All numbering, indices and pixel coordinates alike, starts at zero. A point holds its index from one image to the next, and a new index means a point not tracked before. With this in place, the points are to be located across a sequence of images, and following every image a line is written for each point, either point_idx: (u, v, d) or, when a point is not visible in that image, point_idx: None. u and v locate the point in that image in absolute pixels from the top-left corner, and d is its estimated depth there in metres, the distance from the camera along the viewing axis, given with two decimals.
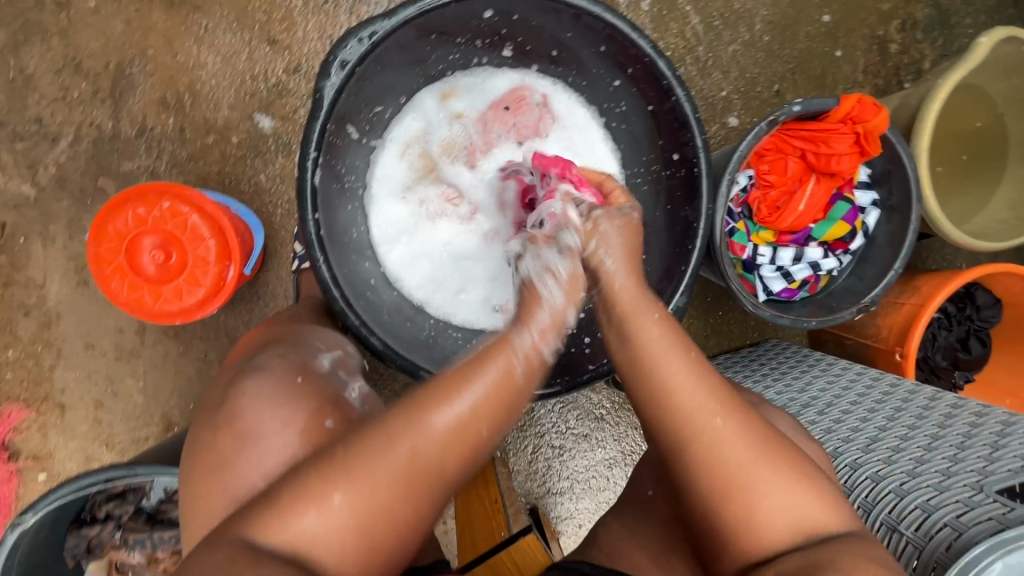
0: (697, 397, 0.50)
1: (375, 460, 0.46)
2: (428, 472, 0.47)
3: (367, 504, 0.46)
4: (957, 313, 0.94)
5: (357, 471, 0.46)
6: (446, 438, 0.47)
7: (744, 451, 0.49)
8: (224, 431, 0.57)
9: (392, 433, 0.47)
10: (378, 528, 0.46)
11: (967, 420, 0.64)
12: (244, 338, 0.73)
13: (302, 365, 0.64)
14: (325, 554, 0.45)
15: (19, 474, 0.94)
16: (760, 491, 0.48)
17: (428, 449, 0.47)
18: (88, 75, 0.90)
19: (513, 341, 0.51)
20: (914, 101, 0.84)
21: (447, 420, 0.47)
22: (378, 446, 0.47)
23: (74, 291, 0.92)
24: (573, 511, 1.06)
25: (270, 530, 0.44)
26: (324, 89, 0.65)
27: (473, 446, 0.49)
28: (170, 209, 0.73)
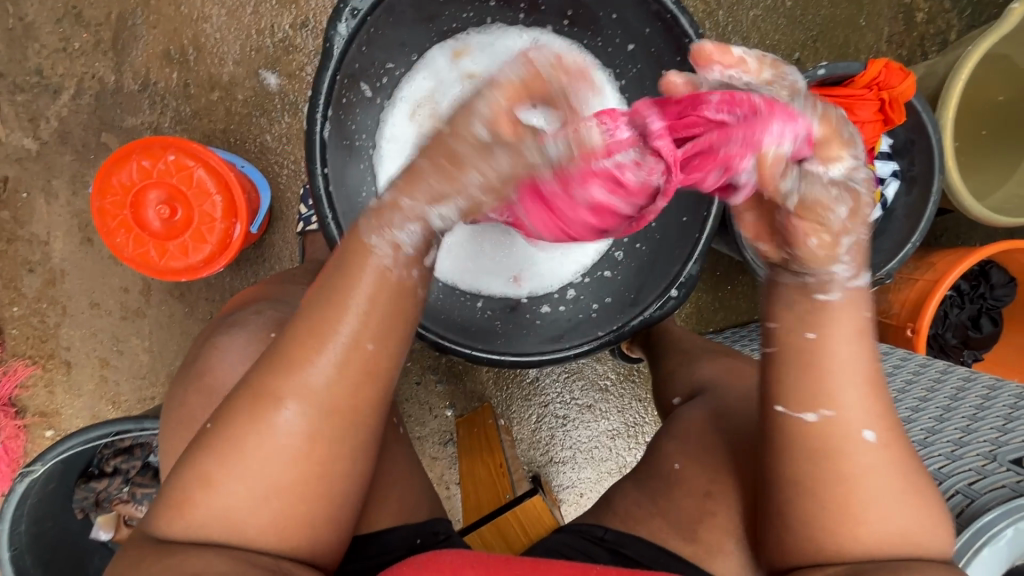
0: (859, 406, 0.46)
1: (252, 428, 0.45)
2: (325, 419, 0.45)
3: (268, 468, 0.45)
4: (970, 291, 0.93)
5: (234, 445, 0.45)
6: (330, 382, 0.45)
7: (890, 485, 0.45)
8: (194, 387, 0.58)
9: (263, 392, 0.45)
10: (294, 487, 0.45)
11: (980, 392, 0.64)
12: (241, 292, 0.71)
13: (277, 321, 0.61)
14: (246, 529, 0.45)
15: (26, 429, 0.95)
16: (877, 512, 0.45)
17: (311, 398, 0.45)
18: (89, 25, 0.87)
19: (369, 243, 0.46)
20: (941, 69, 0.81)
21: (323, 365, 0.45)
22: (248, 411, 0.45)
23: (78, 249, 0.91)
24: (575, 480, 1.08)
25: (177, 521, 0.45)
26: (333, 40, 0.63)
27: (369, 378, 0.46)
28: (176, 162, 0.71)
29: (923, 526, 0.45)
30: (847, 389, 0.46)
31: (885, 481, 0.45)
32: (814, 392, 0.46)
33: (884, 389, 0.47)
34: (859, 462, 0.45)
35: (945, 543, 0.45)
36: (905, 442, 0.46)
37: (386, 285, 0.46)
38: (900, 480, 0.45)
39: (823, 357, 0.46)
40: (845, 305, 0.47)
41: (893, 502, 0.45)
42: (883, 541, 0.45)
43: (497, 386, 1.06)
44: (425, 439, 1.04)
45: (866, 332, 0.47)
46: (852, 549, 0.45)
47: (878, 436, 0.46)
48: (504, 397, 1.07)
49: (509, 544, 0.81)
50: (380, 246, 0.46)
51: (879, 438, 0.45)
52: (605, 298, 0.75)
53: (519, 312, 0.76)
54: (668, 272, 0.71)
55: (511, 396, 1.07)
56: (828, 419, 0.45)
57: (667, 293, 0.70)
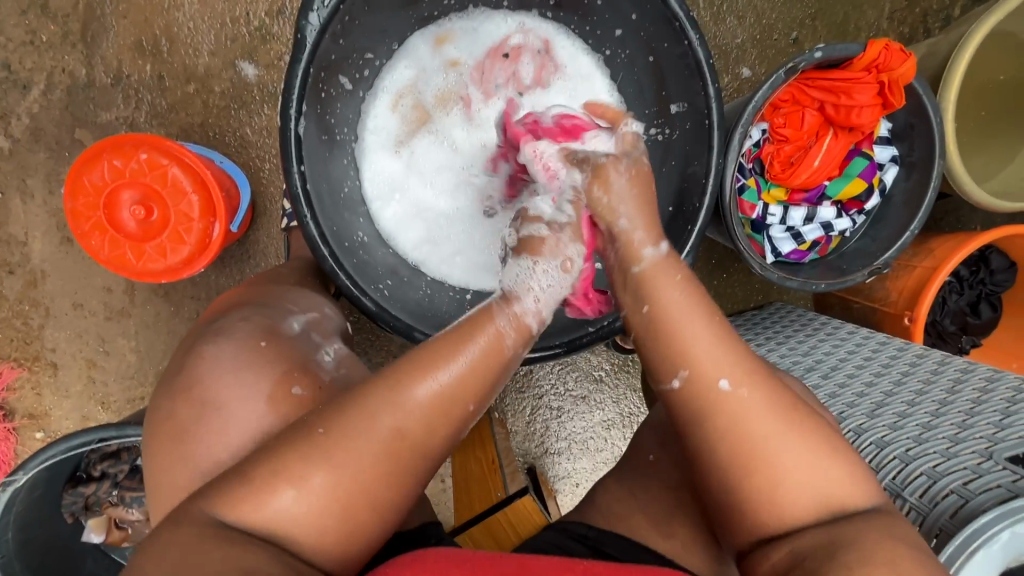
0: (717, 348, 0.48)
1: (358, 438, 0.44)
2: (417, 454, 0.45)
3: (353, 480, 0.43)
4: (970, 277, 0.92)
5: (335, 451, 0.43)
6: (435, 416, 0.46)
7: (764, 402, 0.47)
8: (180, 399, 0.55)
9: (377, 408, 0.45)
10: (365, 505, 0.44)
11: (977, 385, 0.63)
12: (225, 294, 0.69)
13: (267, 329, 0.60)
14: (311, 535, 0.43)
15: (15, 432, 0.94)
16: (779, 462, 0.46)
17: (415, 429, 0.45)
18: (57, 17, 0.83)
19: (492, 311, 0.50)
20: (943, 48, 0.78)
21: (432, 393, 0.46)
22: (358, 423, 0.44)
23: (58, 249, 0.89)
24: (570, 471, 1.08)
25: (249, 512, 0.42)
26: (305, 30, 0.60)
27: (461, 430, 0.47)
28: (149, 161, 0.69)
29: (825, 453, 0.47)
30: (702, 337, 0.49)
31: (767, 415, 0.47)
32: (673, 355, 0.49)
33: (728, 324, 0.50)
34: (725, 396, 0.47)
35: (861, 482, 0.47)
36: (762, 368, 0.49)
37: (502, 341, 0.49)
38: (769, 402, 0.47)
39: (668, 319, 0.50)
40: (657, 264, 0.52)
41: (781, 431, 0.47)
42: (787, 481, 0.46)
43: None
44: None
45: (689, 280, 0.51)
46: (769, 512, 0.46)
47: (734, 366, 0.48)
48: (498, 391, 1.07)
49: (499, 543, 0.81)
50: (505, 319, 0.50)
51: (735, 382, 0.47)
52: None
53: None
54: None
55: (505, 389, 1.07)
56: (695, 376, 0.48)
57: None
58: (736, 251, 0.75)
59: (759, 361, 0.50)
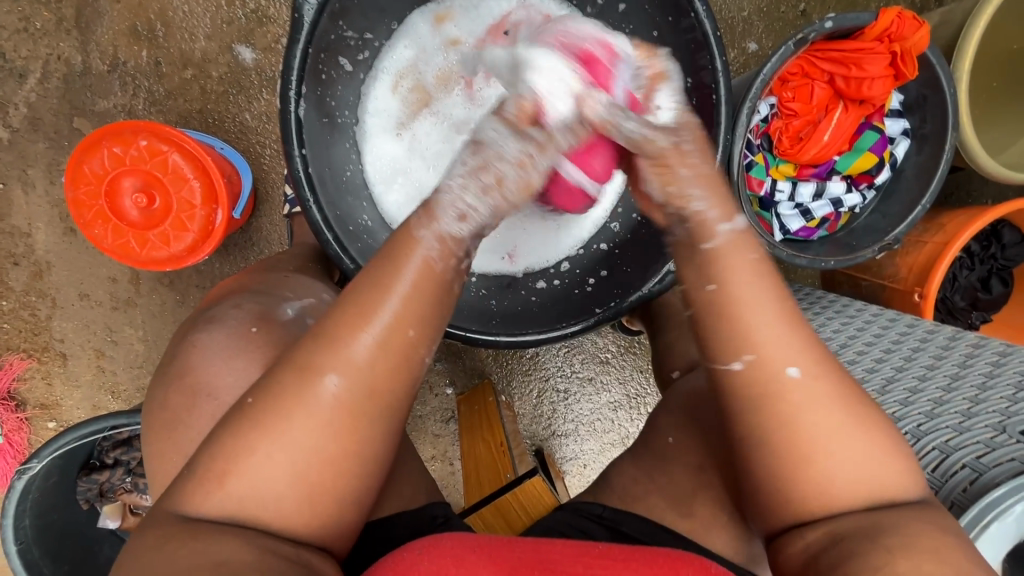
0: (783, 342, 0.43)
1: (292, 404, 0.41)
2: (363, 401, 0.42)
3: (301, 446, 0.41)
4: (980, 252, 0.91)
5: (270, 418, 0.41)
6: (375, 359, 0.42)
7: (827, 404, 0.43)
8: (175, 388, 0.55)
9: (305, 366, 0.41)
10: (324, 467, 0.41)
11: (989, 359, 0.62)
12: (228, 279, 0.69)
13: (259, 314, 0.60)
14: (273, 510, 0.41)
15: (28, 422, 0.95)
16: (825, 451, 0.43)
17: (355, 375, 0.41)
18: (50, 3, 0.82)
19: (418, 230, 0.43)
20: (957, 16, 0.75)
21: (368, 341, 0.42)
22: (290, 384, 0.41)
23: (62, 240, 0.89)
24: (578, 452, 1.09)
25: (205, 498, 0.41)
26: (302, 8, 0.59)
27: (410, 363, 0.43)
28: (148, 148, 0.68)
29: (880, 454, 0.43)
30: (766, 329, 0.43)
31: (824, 414, 0.43)
32: (733, 343, 0.44)
33: (795, 307, 0.45)
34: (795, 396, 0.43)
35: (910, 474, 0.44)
36: (828, 352, 0.45)
37: (432, 270, 0.43)
38: (835, 406, 0.43)
39: (723, 305, 0.44)
40: (725, 246, 0.45)
41: (841, 428, 0.43)
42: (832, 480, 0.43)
43: (496, 363, 1.07)
44: (426, 418, 1.07)
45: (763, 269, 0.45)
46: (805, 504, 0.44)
47: (799, 356, 0.43)
48: (505, 374, 1.07)
49: (510, 524, 0.81)
50: (428, 236, 0.43)
51: (804, 371, 0.43)
52: (602, 272, 0.74)
53: (515, 288, 0.75)
54: (668, 246, 0.68)
55: (511, 372, 1.07)
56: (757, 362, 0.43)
57: (666, 267, 0.67)
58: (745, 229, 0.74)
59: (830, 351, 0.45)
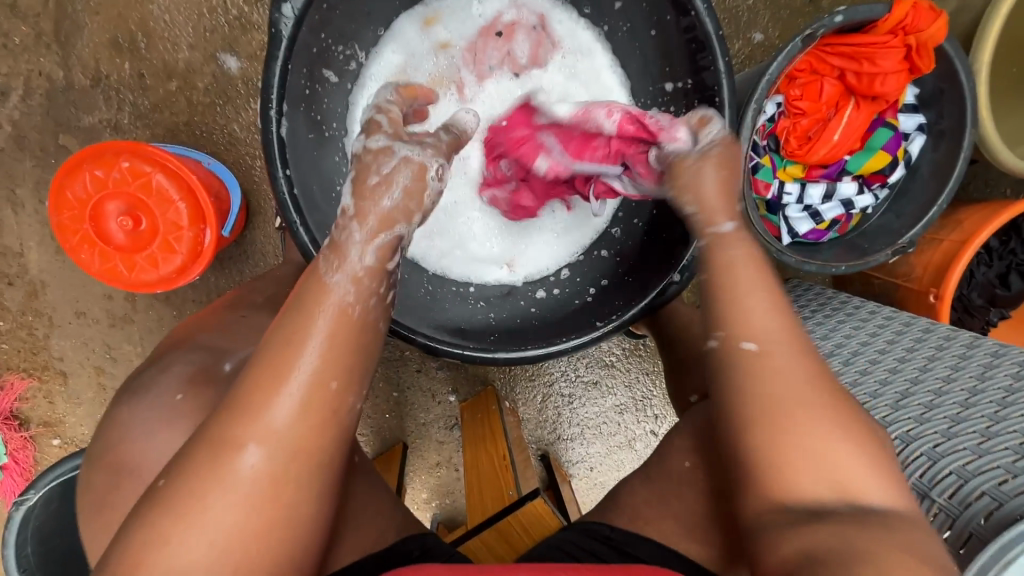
0: (763, 324, 0.45)
1: (212, 478, 0.37)
2: (289, 468, 0.38)
3: (226, 527, 0.37)
4: (999, 248, 0.87)
5: (185, 498, 0.37)
6: (296, 422, 0.38)
7: (800, 381, 0.43)
8: (100, 467, 0.48)
9: (221, 439, 0.38)
10: (252, 548, 0.37)
11: (1009, 371, 0.59)
12: (194, 315, 0.62)
13: (193, 374, 0.51)
14: None
15: (33, 439, 0.95)
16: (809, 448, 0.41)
17: (275, 441, 0.38)
18: (27, 17, 0.80)
19: (327, 280, 0.41)
20: (977, 2, 0.71)
21: (287, 403, 0.38)
22: (205, 460, 0.37)
23: (55, 259, 0.88)
24: (584, 455, 1.10)
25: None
26: (279, 24, 0.56)
27: (337, 419, 0.40)
28: (131, 170, 0.65)
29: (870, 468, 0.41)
30: (750, 305, 0.46)
31: (806, 408, 0.42)
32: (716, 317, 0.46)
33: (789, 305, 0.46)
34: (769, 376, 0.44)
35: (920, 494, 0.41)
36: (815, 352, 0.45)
37: (350, 315, 0.41)
38: (817, 403, 0.42)
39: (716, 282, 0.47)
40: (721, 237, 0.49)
41: (833, 435, 0.41)
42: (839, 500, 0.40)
43: (499, 369, 1.05)
44: (430, 426, 1.06)
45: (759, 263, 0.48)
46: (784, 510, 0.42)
47: (772, 333, 0.45)
48: (509, 379, 1.06)
49: (514, 548, 0.80)
50: (340, 280, 0.41)
51: (764, 346, 0.44)
52: (603, 281, 0.71)
53: (513, 298, 0.72)
54: (671, 256, 0.65)
55: (515, 377, 1.06)
56: (727, 340, 0.45)
57: (669, 279, 0.65)
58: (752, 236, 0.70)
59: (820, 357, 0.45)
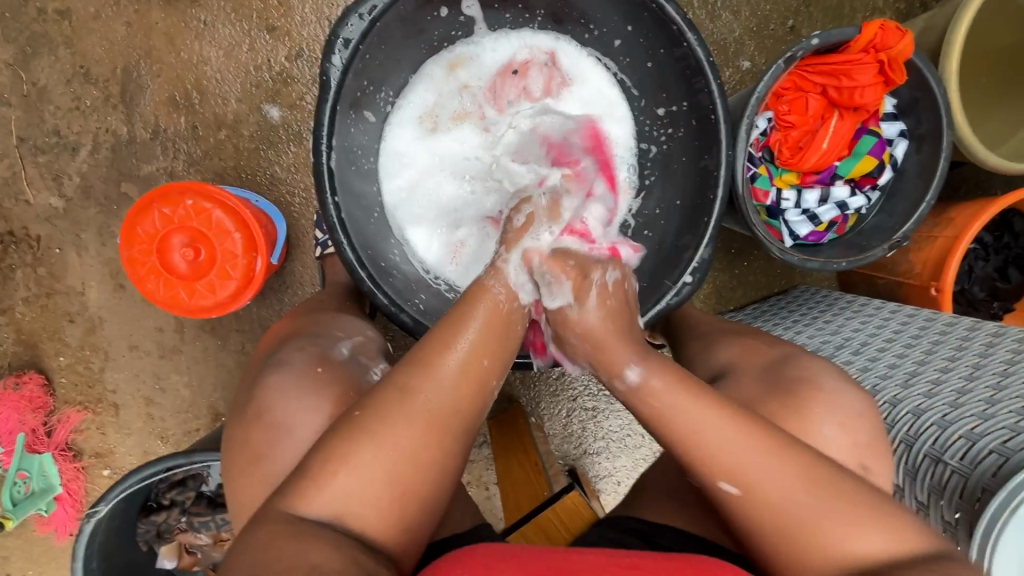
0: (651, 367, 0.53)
1: (392, 411, 0.49)
2: (443, 407, 0.50)
3: (390, 446, 0.48)
4: (994, 243, 0.92)
5: (373, 425, 0.48)
6: (457, 378, 0.51)
7: (700, 413, 0.51)
8: (253, 427, 0.59)
9: (403, 383, 0.50)
10: (405, 465, 0.48)
11: (1008, 347, 0.63)
12: (281, 319, 0.75)
13: (321, 354, 0.64)
14: (373, 510, 0.47)
15: (85, 470, 0.99)
16: (754, 480, 0.49)
17: (438, 390, 0.50)
18: (97, 82, 0.90)
19: (488, 286, 0.56)
20: (939, 22, 0.79)
21: (455, 359, 0.52)
22: (389, 400, 0.49)
23: (113, 296, 0.96)
24: (611, 469, 1.10)
25: (315, 496, 0.46)
26: (329, 72, 0.65)
27: (481, 389, 0.52)
28: (194, 207, 0.74)
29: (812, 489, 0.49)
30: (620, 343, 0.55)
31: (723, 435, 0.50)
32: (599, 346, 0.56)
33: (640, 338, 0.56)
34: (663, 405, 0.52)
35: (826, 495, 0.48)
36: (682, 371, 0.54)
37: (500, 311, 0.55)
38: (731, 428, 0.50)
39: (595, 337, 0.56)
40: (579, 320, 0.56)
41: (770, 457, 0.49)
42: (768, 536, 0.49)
43: (523, 386, 1.09)
44: None
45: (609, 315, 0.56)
46: (770, 524, 0.49)
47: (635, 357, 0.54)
48: (532, 396, 1.09)
49: (550, 536, 0.81)
50: (497, 286, 0.56)
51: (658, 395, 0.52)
52: None
53: None
54: (682, 259, 0.71)
55: (539, 394, 1.09)
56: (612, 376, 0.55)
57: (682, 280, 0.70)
58: (754, 238, 0.76)
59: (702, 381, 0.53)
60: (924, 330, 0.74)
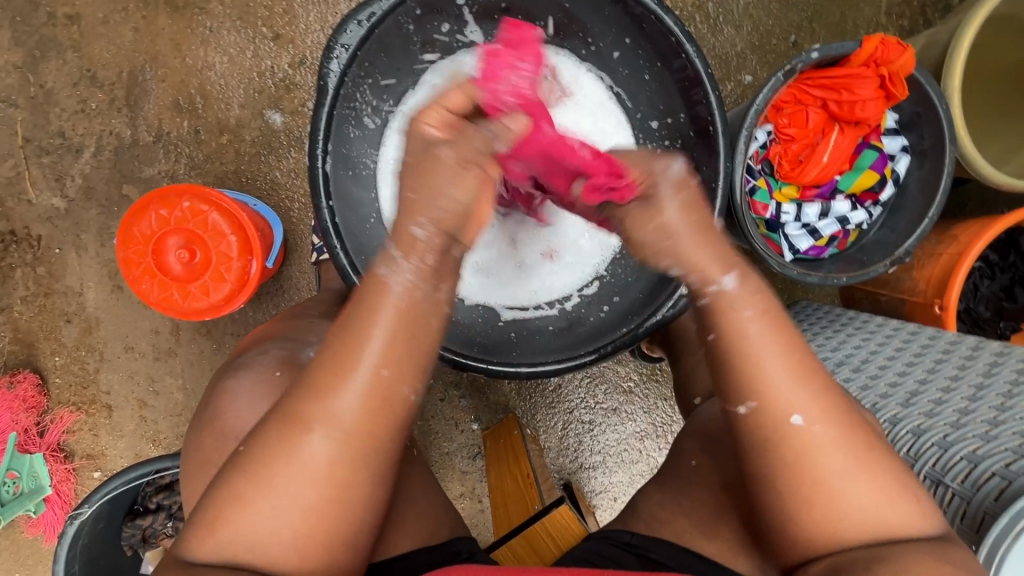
0: (789, 387, 0.47)
1: (279, 458, 0.46)
2: (346, 446, 0.46)
3: (282, 489, 0.45)
4: (1000, 261, 0.90)
5: (262, 466, 0.46)
6: (355, 407, 0.46)
7: (842, 451, 0.46)
8: (207, 432, 0.59)
9: (292, 418, 0.46)
10: (305, 510, 0.45)
11: (1013, 367, 0.61)
12: (260, 327, 0.72)
13: (283, 359, 0.63)
14: (266, 548, 0.45)
15: (75, 472, 0.99)
16: (834, 492, 0.46)
17: (335, 424, 0.46)
18: (103, 85, 0.92)
19: (386, 281, 0.47)
20: (942, 38, 0.79)
21: (348, 391, 0.46)
22: (279, 435, 0.46)
23: (110, 297, 0.96)
24: (607, 485, 1.08)
25: (207, 537, 0.46)
26: (327, 76, 0.65)
27: (387, 409, 0.46)
28: (191, 209, 0.74)
29: (890, 499, 0.46)
30: (775, 369, 0.47)
31: (833, 454, 0.46)
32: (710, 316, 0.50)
33: (808, 355, 0.48)
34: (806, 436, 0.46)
35: (900, 505, 0.46)
36: (841, 405, 0.48)
37: (408, 317, 0.47)
38: (843, 451, 0.46)
39: (735, 343, 0.48)
40: (725, 298, 0.49)
41: (856, 477, 0.46)
42: (811, 547, 0.47)
43: (519, 397, 1.07)
44: (454, 454, 1.06)
45: (772, 314, 0.49)
46: (819, 535, 0.46)
47: (749, 300, 0.49)
48: (528, 407, 1.07)
49: (540, 555, 0.81)
50: (395, 283, 0.47)
51: (810, 421, 0.46)
52: (614, 298, 0.75)
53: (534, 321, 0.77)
54: None
55: (535, 406, 1.07)
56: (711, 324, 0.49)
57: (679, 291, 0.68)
58: (753, 251, 0.75)
59: (843, 403, 0.48)
60: (926, 348, 0.72)
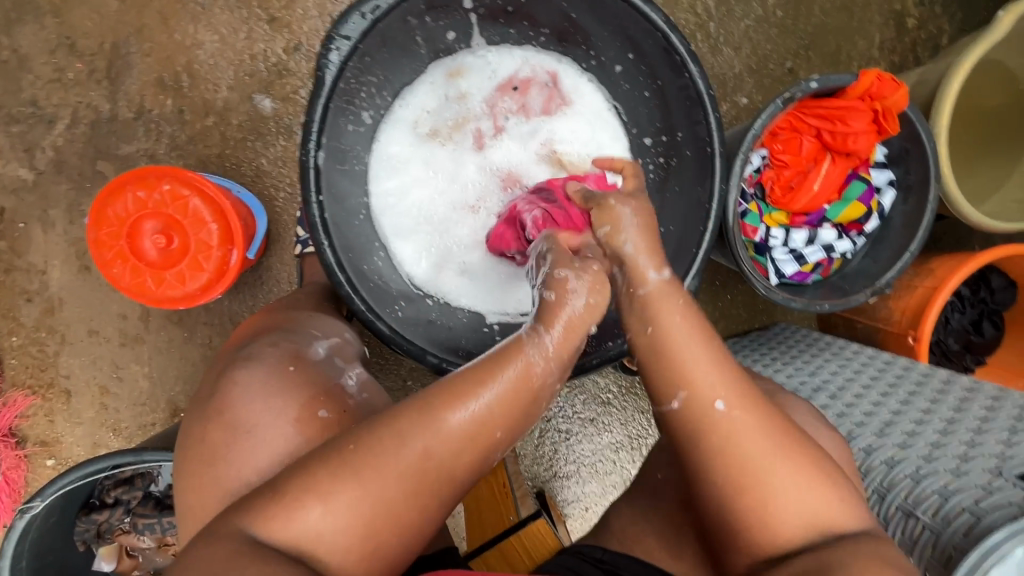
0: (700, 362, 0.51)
1: (382, 457, 0.45)
2: (435, 471, 0.46)
3: (368, 493, 0.45)
4: (971, 296, 0.93)
5: (361, 469, 0.45)
6: (461, 437, 0.46)
7: (768, 441, 0.50)
8: (214, 423, 0.56)
9: (400, 430, 0.46)
10: (379, 522, 0.45)
11: (983, 405, 0.64)
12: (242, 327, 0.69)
13: (295, 354, 0.62)
14: (324, 551, 0.44)
15: (27, 459, 0.94)
16: (784, 503, 0.49)
17: (440, 447, 0.46)
18: (83, 55, 0.87)
19: (524, 344, 0.49)
20: (932, 77, 0.81)
21: (462, 417, 0.46)
22: (386, 441, 0.45)
23: (76, 278, 0.91)
24: (579, 495, 1.07)
25: (264, 527, 0.43)
26: (325, 68, 0.63)
27: (481, 457, 0.48)
28: (171, 192, 0.71)
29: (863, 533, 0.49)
30: (693, 353, 0.51)
31: (785, 471, 0.49)
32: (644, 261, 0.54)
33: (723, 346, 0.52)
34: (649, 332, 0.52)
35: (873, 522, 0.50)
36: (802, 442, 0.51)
37: (529, 376, 0.48)
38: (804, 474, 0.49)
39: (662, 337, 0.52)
40: (657, 290, 0.52)
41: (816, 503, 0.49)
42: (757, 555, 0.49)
43: None
44: None
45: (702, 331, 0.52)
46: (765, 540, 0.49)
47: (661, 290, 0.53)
48: None
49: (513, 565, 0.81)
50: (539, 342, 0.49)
51: (729, 406, 0.50)
52: None
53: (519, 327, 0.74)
54: None
55: None
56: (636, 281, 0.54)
57: None
58: (741, 274, 0.76)
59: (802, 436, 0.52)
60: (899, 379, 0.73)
